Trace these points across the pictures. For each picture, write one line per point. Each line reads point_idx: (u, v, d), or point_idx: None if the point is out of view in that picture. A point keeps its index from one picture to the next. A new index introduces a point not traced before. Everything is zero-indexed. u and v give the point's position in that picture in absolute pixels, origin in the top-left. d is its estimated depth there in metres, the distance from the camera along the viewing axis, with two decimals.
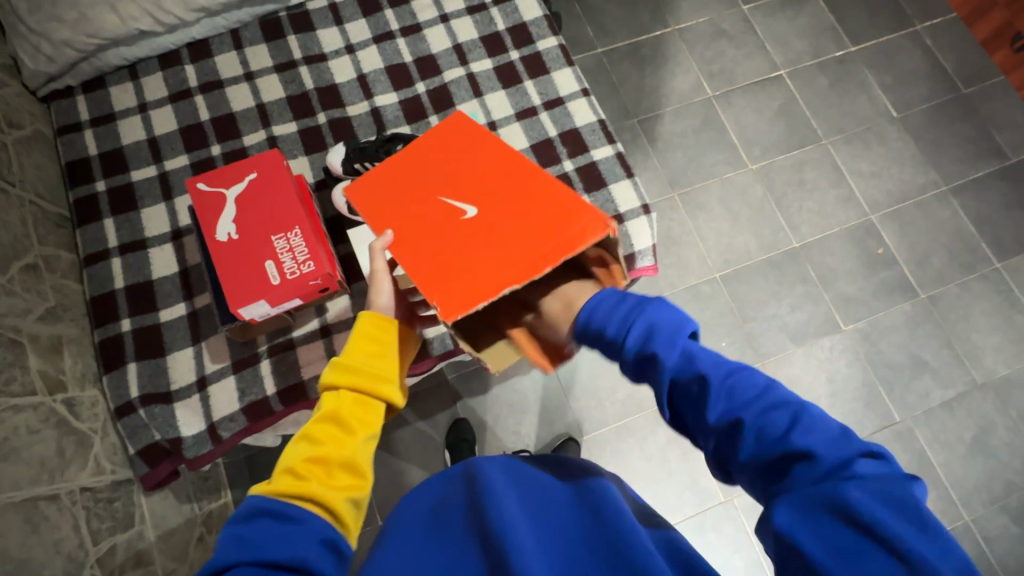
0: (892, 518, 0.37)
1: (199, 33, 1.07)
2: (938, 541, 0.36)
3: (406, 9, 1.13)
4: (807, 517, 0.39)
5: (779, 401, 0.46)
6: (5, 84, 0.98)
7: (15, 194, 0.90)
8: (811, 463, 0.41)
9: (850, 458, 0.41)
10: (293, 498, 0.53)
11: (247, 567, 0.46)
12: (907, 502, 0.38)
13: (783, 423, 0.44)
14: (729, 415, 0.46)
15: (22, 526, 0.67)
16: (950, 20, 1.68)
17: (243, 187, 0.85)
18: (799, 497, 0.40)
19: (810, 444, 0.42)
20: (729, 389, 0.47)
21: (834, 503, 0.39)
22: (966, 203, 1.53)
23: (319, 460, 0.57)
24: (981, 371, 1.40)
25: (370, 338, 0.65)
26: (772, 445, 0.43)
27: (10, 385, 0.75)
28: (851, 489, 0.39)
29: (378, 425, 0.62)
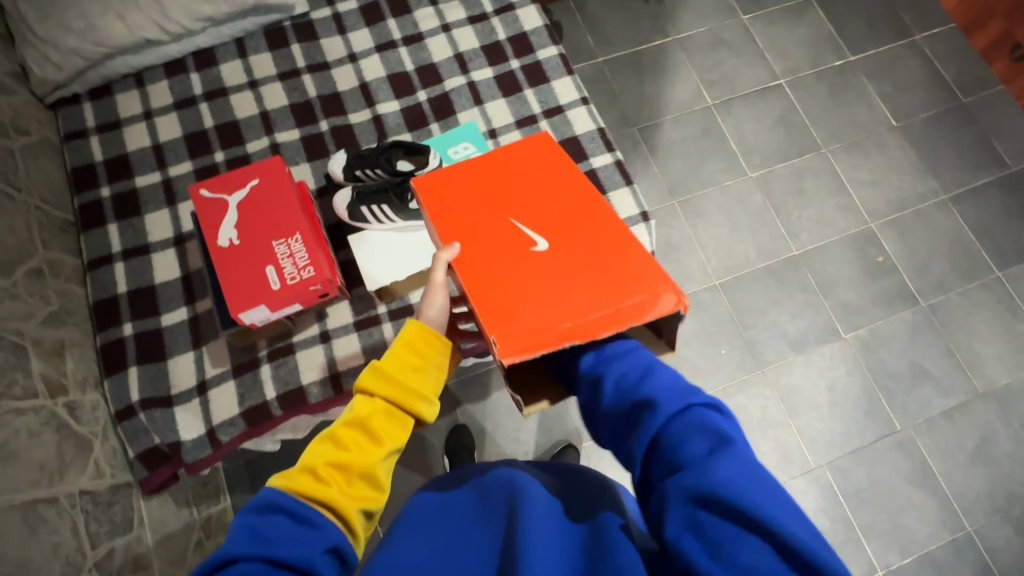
0: (733, 472, 0.43)
1: (204, 42, 1.08)
2: (787, 506, 0.42)
3: (409, 19, 1.15)
4: (680, 507, 0.43)
5: (641, 383, 0.54)
6: (13, 91, 0.99)
7: (21, 199, 0.91)
8: (661, 423, 0.49)
9: (690, 408, 0.50)
10: (310, 499, 0.54)
11: (254, 562, 0.47)
12: (753, 468, 0.44)
13: (637, 381, 0.55)
14: (598, 374, 0.59)
15: (21, 529, 0.68)
16: (950, 30, 1.69)
17: (245, 193, 0.86)
18: (673, 491, 0.44)
19: (658, 396, 0.52)
20: (606, 358, 0.60)
21: (680, 455, 0.47)
22: (966, 212, 1.53)
23: (341, 466, 0.57)
24: (982, 380, 1.39)
25: (413, 350, 0.64)
26: (636, 422, 0.51)
27: (11, 388, 0.75)
28: (684, 435, 0.48)
29: (404, 439, 0.62)
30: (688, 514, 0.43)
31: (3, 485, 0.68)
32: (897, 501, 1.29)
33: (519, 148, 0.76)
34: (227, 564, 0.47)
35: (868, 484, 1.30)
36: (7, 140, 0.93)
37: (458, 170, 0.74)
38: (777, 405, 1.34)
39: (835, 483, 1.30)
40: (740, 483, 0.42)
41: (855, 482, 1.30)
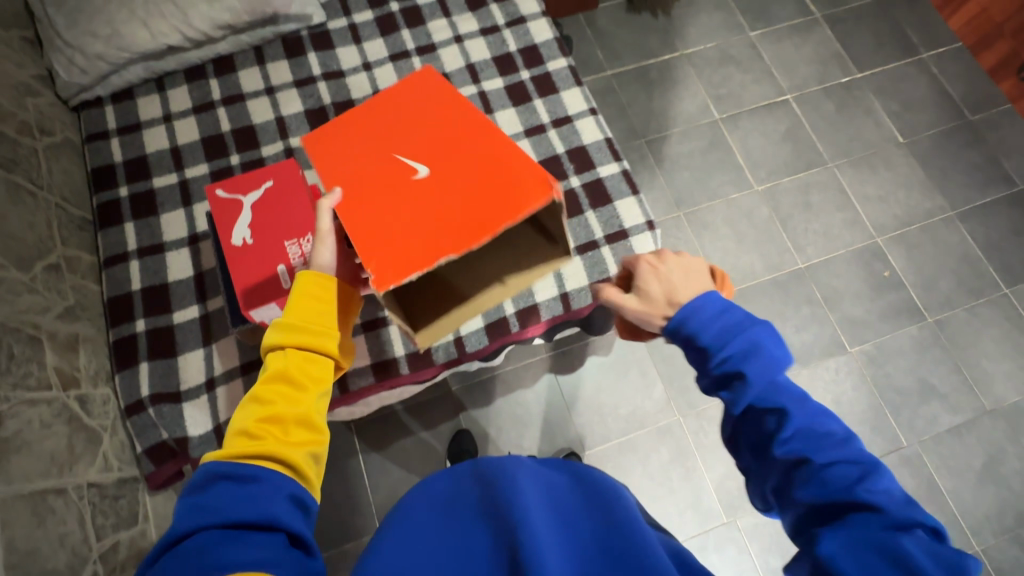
0: (930, 564, 0.42)
1: (223, 49, 1.12)
2: None
3: (422, 30, 1.18)
4: (852, 551, 0.44)
5: (855, 454, 0.49)
6: (39, 94, 1.03)
7: (42, 197, 0.94)
8: (874, 512, 0.45)
9: (910, 526, 0.44)
10: (249, 458, 0.52)
11: (211, 531, 0.47)
12: (955, 566, 0.42)
13: (853, 476, 0.48)
14: (799, 453, 0.51)
15: (30, 518, 0.69)
16: (956, 49, 1.70)
17: (260, 194, 0.88)
18: (854, 534, 0.45)
19: (880, 501, 0.46)
20: (809, 428, 0.52)
21: (873, 531, 0.44)
22: (973, 228, 1.53)
23: (274, 419, 0.55)
24: (990, 398, 1.38)
25: (312, 297, 0.63)
26: (836, 490, 0.48)
27: (26, 379, 0.77)
28: (902, 539, 0.43)
29: (330, 380, 0.62)
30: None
31: (14, 475, 0.69)
32: None
33: (396, 85, 0.78)
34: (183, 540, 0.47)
35: None
36: (31, 140, 0.96)
37: (335, 120, 0.76)
38: None
39: None
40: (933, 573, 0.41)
41: None
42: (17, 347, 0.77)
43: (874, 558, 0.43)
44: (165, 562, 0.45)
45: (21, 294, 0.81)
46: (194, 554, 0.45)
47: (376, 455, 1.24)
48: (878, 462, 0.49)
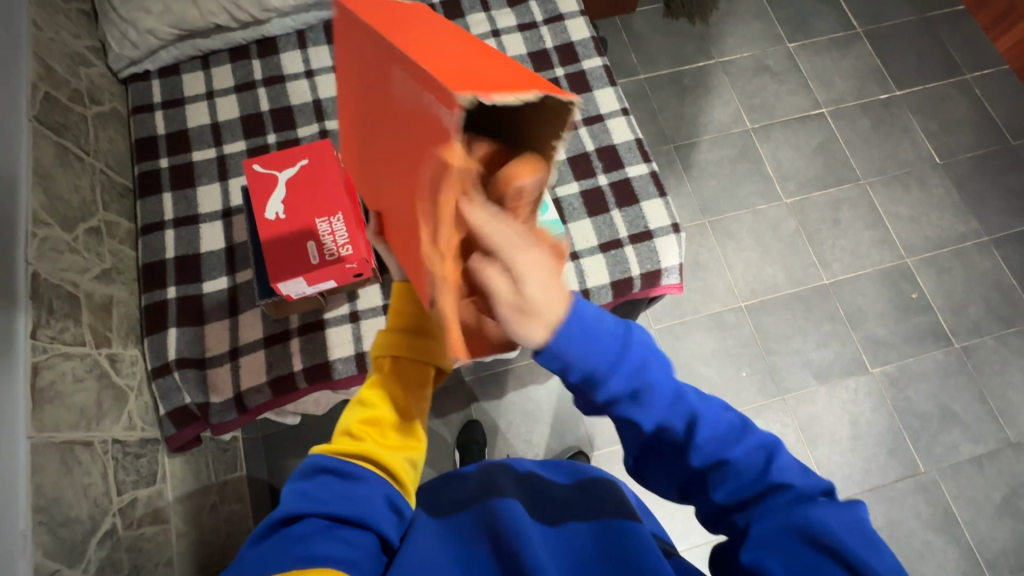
0: (838, 526, 0.47)
1: (268, 31, 1.14)
2: (890, 563, 0.45)
3: (461, 23, 1.19)
4: (780, 549, 0.48)
5: (758, 443, 0.53)
6: (92, 64, 1.06)
7: (88, 162, 0.97)
8: (783, 495, 0.50)
9: (816, 491, 0.50)
10: (350, 456, 0.59)
11: (315, 518, 0.53)
12: (868, 534, 0.47)
13: (761, 461, 0.52)
14: (712, 458, 0.52)
15: (58, 466, 0.72)
16: (1001, 72, 1.66)
17: (294, 171, 0.91)
18: (783, 526, 0.48)
19: (788, 479, 0.51)
20: (715, 430, 0.52)
21: (786, 513, 0.49)
22: (1008, 255, 1.49)
23: (373, 422, 0.62)
24: (1015, 430, 1.34)
25: (401, 303, 0.64)
26: (746, 492, 0.51)
27: (63, 333, 0.80)
28: (806, 509, 0.48)
29: (427, 380, 0.65)
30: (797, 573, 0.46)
31: (45, 423, 0.72)
32: (916, 545, 1.24)
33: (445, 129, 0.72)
34: (289, 521, 0.53)
35: (886, 525, 1.26)
36: (81, 107, 1.00)
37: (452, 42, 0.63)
38: (795, 433, 1.32)
39: None
40: (849, 539, 0.46)
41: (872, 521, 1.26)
42: (56, 303, 0.80)
43: (792, 540, 0.48)
44: (272, 540, 0.51)
45: (63, 253, 0.84)
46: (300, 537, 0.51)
47: None
48: (775, 439, 0.54)
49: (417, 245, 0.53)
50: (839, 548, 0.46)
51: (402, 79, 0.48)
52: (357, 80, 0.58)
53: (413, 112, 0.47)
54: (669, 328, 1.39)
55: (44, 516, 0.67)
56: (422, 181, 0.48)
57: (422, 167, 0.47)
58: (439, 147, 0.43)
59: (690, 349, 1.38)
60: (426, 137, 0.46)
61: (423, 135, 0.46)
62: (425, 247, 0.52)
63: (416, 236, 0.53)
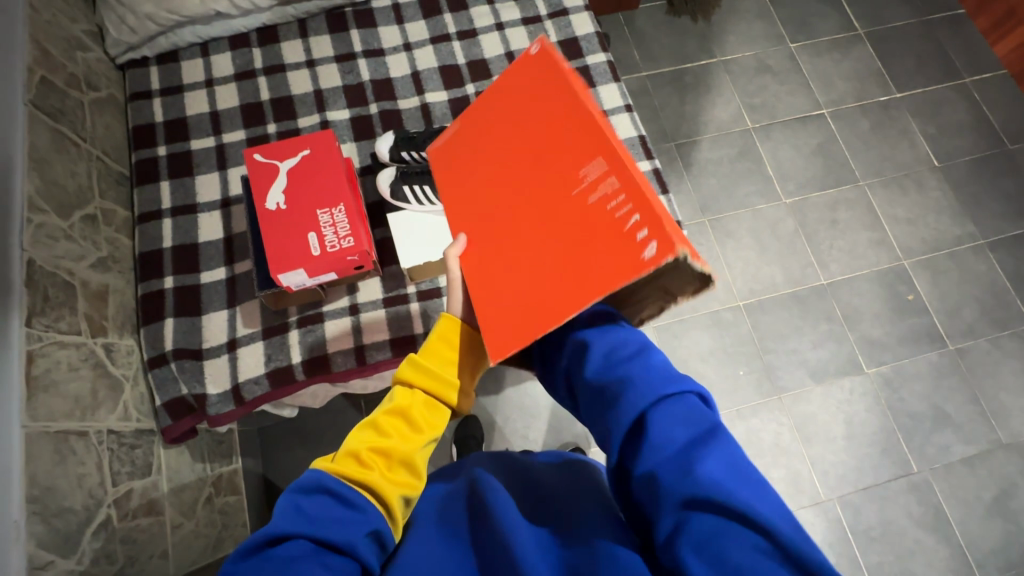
0: (718, 470, 0.44)
1: (269, 19, 1.13)
2: (774, 504, 0.43)
3: (465, 15, 1.18)
4: (676, 499, 0.44)
5: (632, 344, 0.56)
6: (89, 49, 1.05)
7: (85, 148, 0.96)
8: (647, 393, 0.50)
9: (684, 393, 0.51)
10: (352, 482, 0.57)
11: (302, 541, 0.50)
12: (742, 466, 0.46)
13: (632, 352, 0.55)
14: (585, 342, 0.58)
15: (52, 456, 0.70)
16: (1000, 77, 1.67)
17: (296, 161, 0.90)
18: (661, 459, 0.47)
19: (649, 376, 0.52)
20: (592, 319, 0.60)
21: (669, 467, 0.46)
22: (1002, 259, 1.50)
23: (383, 452, 0.60)
24: (1006, 431, 1.36)
25: (448, 343, 0.66)
26: (613, 377, 0.54)
27: (58, 322, 0.79)
28: (667, 420, 0.49)
29: (442, 428, 0.65)
30: (692, 532, 0.42)
31: (39, 412, 0.71)
32: (907, 544, 1.26)
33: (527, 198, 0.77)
34: (274, 541, 0.50)
35: (878, 523, 1.27)
36: (79, 92, 0.98)
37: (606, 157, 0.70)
38: (790, 432, 1.33)
39: (844, 518, 1.27)
40: (730, 479, 0.44)
41: (864, 520, 1.27)
42: (52, 291, 0.79)
43: (679, 491, 0.44)
44: (257, 561, 0.48)
45: (60, 239, 0.83)
46: (283, 559, 0.48)
47: None
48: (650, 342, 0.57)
49: (514, 303, 0.58)
50: (722, 489, 0.43)
51: (604, 181, 0.54)
52: (534, 133, 0.63)
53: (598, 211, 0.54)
54: (667, 326, 1.40)
55: (37, 506, 0.67)
56: (571, 265, 0.54)
57: (581, 261, 0.53)
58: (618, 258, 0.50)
59: (687, 348, 1.38)
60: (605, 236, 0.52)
61: (598, 237, 0.52)
62: (522, 311, 0.56)
63: (517, 298, 0.58)
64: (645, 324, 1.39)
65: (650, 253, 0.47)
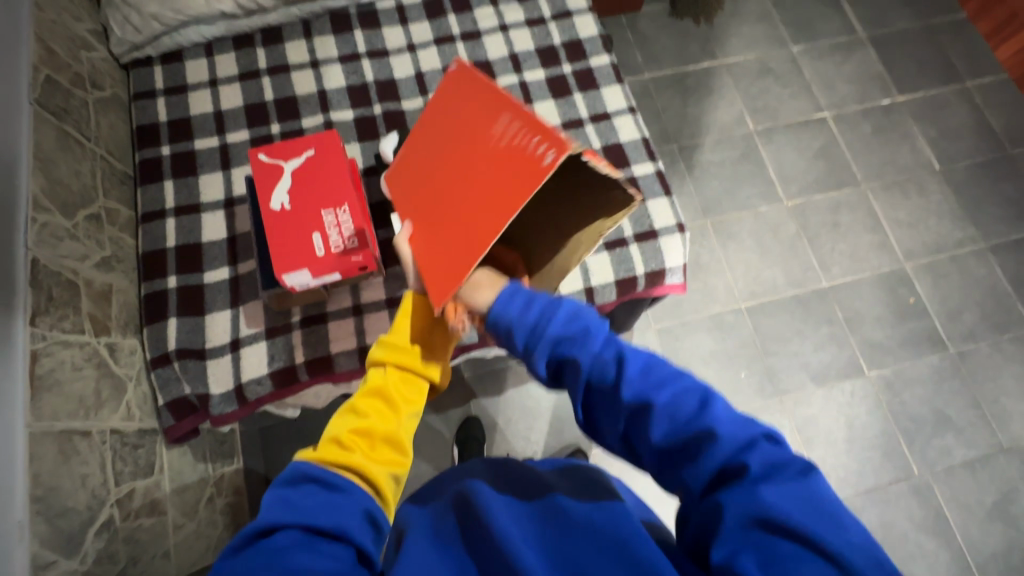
0: (789, 503, 0.44)
1: (273, 20, 1.13)
2: (854, 535, 0.42)
3: (469, 16, 1.18)
4: (758, 552, 0.43)
5: (692, 391, 0.52)
6: (93, 48, 1.05)
7: (89, 148, 0.96)
8: (720, 447, 0.47)
9: (755, 439, 0.48)
10: (337, 467, 0.58)
11: (294, 530, 0.51)
12: (822, 502, 0.44)
13: (695, 404, 0.51)
14: (642, 397, 0.52)
15: (56, 455, 0.70)
16: (1001, 81, 1.67)
17: (301, 161, 0.90)
18: (742, 515, 0.44)
19: (717, 427, 0.49)
20: (644, 368, 0.54)
21: (740, 499, 0.45)
22: (1003, 263, 1.50)
23: (364, 433, 0.62)
24: (1007, 435, 1.36)
25: (417, 319, 0.70)
26: (682, 435, 0.49)
27: (63, 321, 0.79)
28: (745, 472, 0.46)
29: (419, 401, 0.68)
30: None
31: (43, 412, 0.70)
32: (908, 547, 1.26)
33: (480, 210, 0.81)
34: (266, 533, 0.50)
35: (879, 527, 1.27)
36: (83, 91, 0.98)
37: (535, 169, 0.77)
38: (791, 434, 1.33)
39: None
40: (805, 516, 0.43)
41: (866, 523, 1.27)
42: (56, 290, 0.79)
43: (758, 542, 0.43)
44: (247, 552, 0.48)
45: (64, 239, 0.83)
46: (277, 548, 0.49)
47: None
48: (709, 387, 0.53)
49: (456, 256, 0.64)
50: (803, 533, 0.42)
51: (508, 128, 0.63)
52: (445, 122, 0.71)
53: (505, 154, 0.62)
54: (669, 328, 1.40)
55: (41, 505, 0.66)
56: (496, 205, 0.61)
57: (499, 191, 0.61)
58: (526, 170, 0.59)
59: (689, 350, 1.38)
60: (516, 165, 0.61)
61: (511, 172, 0.61)
62: (462, 259, 0.63)
63: (456, 252, 0.64)
64: (647, 326, 1.39)
65: (550, 160, 0.57)
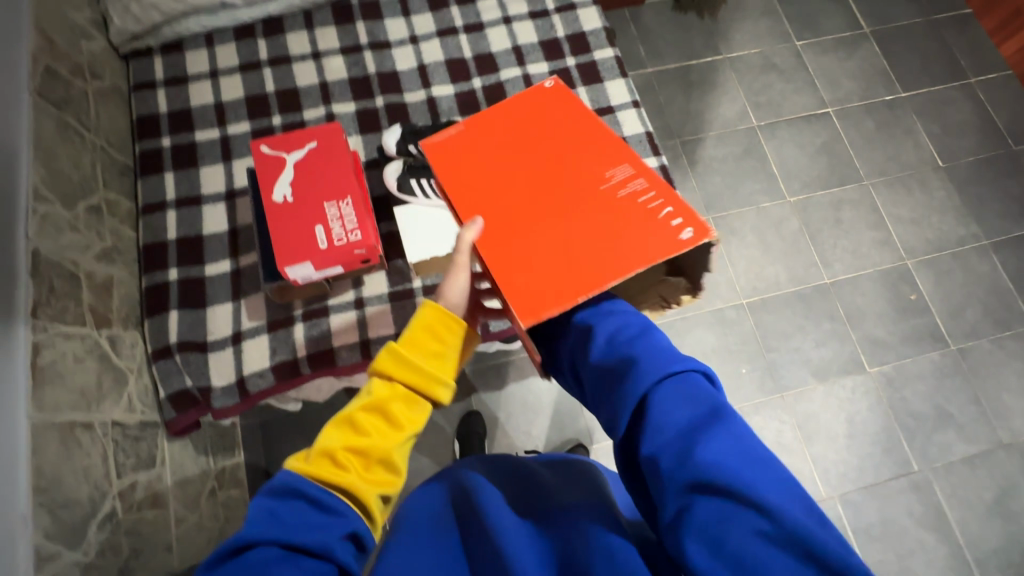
0: (717, 460, 0.43)
1: (274, 10, 1.12)
2: (775, 477, 0.42)
3: (472, 9, 1.17)
4: (685, 492, 0.43)
5: (635, 328, 0.56)
6: (93, 37, 1.04)
7: (89, 139, 0.95)
8: (652, 374, 0.50)
9: (688, 371, 0.50)
10: (324, 484, 0.55)
11: (271, 547, 0.49)
12: (748, 442, 0.45)
13: (633, 336, 0.55)
14: (591, 327, 0.58)
15: (58, 447, 0.70)
16: (1005, 77, 1.67)
17: (303, 154, 0.89)
18: (668, 444, 0.46)
19: (651, 357, 0.52)
20: (597, 308, 0.60)
21: (665, 433, 0.47)
22: (1005, 260, 1.50)
23: (358, 452, 0.57)
24: (1006, 431, 1.36)
25: (432, 333, 0.64)
26: (621, 361, 0.53)
27: (64, 313, 0.78)
28: (670, 399, 0.48)
29: (422, 422, 0.62)
30: (704, 525, 0.41)
31: (45, 404, 0.70)
32: (907, 543, 1.26)
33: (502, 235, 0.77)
34: (242, 549, 0.49)
35: (878, 522, 1.28)
36: (82, 82, 0.97)
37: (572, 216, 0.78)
38: (792, 430, 1.33)
39: (844, 516, 1.28)
40: (731, 461, 0.43)
41: (865, 518, 1.28)
42: (57, 282, 0.78)
43: (685, 477, 0.43)
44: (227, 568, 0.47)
45: (64, 230, 0.83)
46: (251, 568, 0.47)
47: None
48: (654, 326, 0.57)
49: (540, 273, 0.59)
50: (727, 474, 0.42)
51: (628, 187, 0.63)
52: (545, 149, 0.67)
53: (626, 212, 0.61)
54: (670, 324, 1.39)
55: (44, 497, 0.66)
56: (604, 248, 0.59)
57: (622, 245, 0.58)
58: (658, 239, 0.58)
59: (690, 345, 1.38)
60: (640, 226, 0.59)
61: (632, 228, 0.59)
62: (548, 280, 0.58)
63: (540, 269, 0.59)
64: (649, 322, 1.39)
65: (687, 238, 0.56)
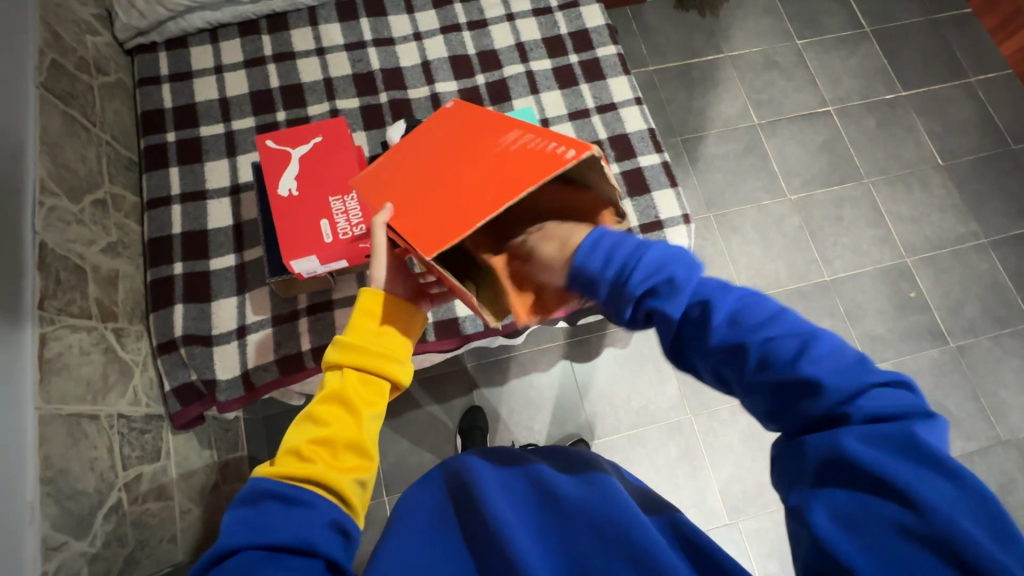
0: (888, 468, 0.36)
1: (278, 6, 1.12)
2: (958, 496, 0.35)
3: (476, 5, 1.17)
4: (850, 527, 0.36)
5: (791, 329, 0.42)
6: (98, 33, 1.04)
7: (95, 133, 0.95)
8: (826, 399, 0.39)
9: (868, 389, 0.39)
10: (295, 480, 0.55)
11: (252, 551, 0.49)
12: (931, 460, 0.36)
13: (795, 348, 0.41)
14: (735, 338, 0.43)
15: (65, 438, 0.71)
16: (1005, 76, 1.67)
17: (308, 148, 0.90)
18: (842, 480, 0.37)
19: (823, 375, 0.40)
20: (736, 307, 0.45)
21: (839, 467, 0.37)
22: (1004, 258, 1.51)
23: (325, 442, 0.58)
24: (1005, 428, 1.37)
25: (373, 316, 0.64)
26: (784, 382, 0.41)
27: (70, 306, 0.79)
28: (856, 437, 0.38)
29: (383, 402, 0.63)
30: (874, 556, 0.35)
31: (52, 395, 0.71)
32: None
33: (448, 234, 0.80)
34: (223, 557, 0.49)
35: None
36: (88, 77, 0.97)
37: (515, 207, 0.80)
38: None
39: None
40: (913, 488, 0.35)
41: None
42: (63, 274, 0.79)
43: (855, 514, 0.37)
44: None
45: (71, 224, 0.83)
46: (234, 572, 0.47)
47: (389, 424, 1.26)
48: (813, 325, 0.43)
49: (448, 222, 0.60)
50: (909, 507, 0.35)
51: (519, 137, 0.67)
52: (447, 135, 0.73)
53: (519, 154, 0.64)
54: None
55: (51, 487, 0.67)
56: (503, 185, 0.61)
57: (518, 177, 0.61)
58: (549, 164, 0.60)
59: None
60: (532, 160, 0.62)
61: (530, 164, 0.62)
62: (456, 222, 0.60)
63: (447, 216, 0.61)
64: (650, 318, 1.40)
65: (571, 156, 0.59)
